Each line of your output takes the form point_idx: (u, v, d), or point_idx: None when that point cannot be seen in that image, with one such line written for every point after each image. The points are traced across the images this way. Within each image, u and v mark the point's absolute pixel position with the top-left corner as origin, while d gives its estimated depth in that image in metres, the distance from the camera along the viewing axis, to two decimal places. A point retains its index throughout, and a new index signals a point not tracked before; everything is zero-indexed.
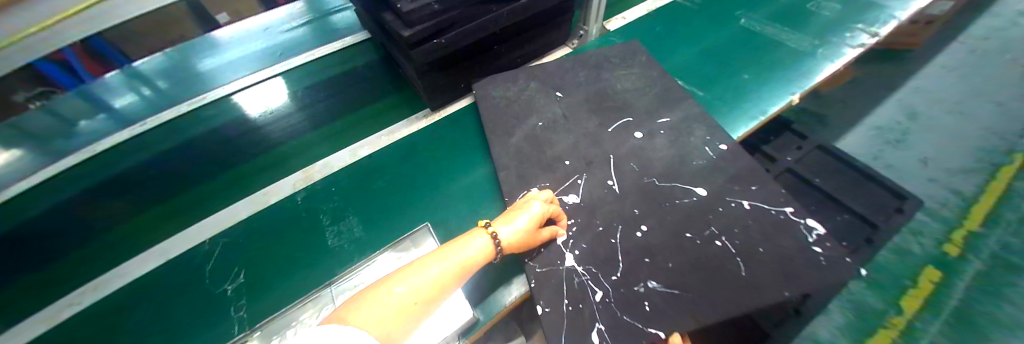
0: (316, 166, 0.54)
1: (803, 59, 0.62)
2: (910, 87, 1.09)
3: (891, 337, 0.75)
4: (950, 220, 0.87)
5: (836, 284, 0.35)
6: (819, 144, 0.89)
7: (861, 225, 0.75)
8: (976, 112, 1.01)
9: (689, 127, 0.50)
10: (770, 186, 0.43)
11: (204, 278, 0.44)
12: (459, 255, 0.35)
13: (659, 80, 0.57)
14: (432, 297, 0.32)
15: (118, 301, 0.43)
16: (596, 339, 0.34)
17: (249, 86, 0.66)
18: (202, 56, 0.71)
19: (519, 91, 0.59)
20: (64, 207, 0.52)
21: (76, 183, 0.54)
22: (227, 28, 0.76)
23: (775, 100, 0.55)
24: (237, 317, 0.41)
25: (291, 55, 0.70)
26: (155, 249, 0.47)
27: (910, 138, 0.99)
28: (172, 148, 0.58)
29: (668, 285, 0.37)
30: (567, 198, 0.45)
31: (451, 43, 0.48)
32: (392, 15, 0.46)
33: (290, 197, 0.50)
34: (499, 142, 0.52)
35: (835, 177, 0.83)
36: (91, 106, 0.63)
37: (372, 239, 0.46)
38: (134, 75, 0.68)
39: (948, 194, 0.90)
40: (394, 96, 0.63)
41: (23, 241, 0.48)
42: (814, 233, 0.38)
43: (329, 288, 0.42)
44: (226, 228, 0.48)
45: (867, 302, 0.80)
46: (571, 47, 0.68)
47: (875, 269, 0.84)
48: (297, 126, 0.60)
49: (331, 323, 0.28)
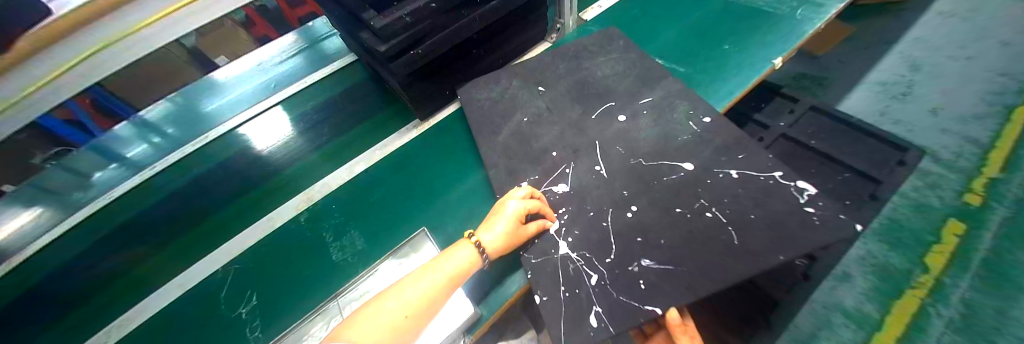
0: (316, 187, 0.55)
1: (784, 22, 0.61)
2: (908, 39, 1.07)
3: (920, 296, 0.73)
4: (966, 170, 0.84)
5: (833, 242, 0.34)
6: (813, 104, 0.88)
7: (862, 182, 0.74)
8: (981, 56, 0.98)
9: (672, 104, 0.51)
10: (758, 153, 0.42)
11: (220, 304, 0.46)
12: (450, 263, 0.37)
13: (639, 61, 0.57)
14: (426, 309, 0.34)
15: (141, 338, 0.45)
16: (595, 321, 0.35)
17: (249, 119, 0.68)
18: (201, 97, 0.73)
19: (502, 90, 0.60)
20: (87, 254, 0.54)
21: (94, 232, 0.57)
22: (224, 68, 0.77)
23: (757, 67, 0.55)
24: (252, 337, 0.43)
25: (285, 85, 0.72)
26: (172, 282, 0.49)
27: (916, 89, 0.97)
28: (181, 187, 0.61)
29: (661, 261, 0.37)
30: (556, 188, 0.46)
31: (428, 52, 0.50)
32: (368, 33, 0.48)
33: (293, 218, 0.52)
34: (487, 143, 0.54)
35: (834, 137, 0.82)
36: (104, 157, 0.66)
37: (373, 250, 0.48)
38: (141, 124, 0.71)
39: (960, 142, 0.87)
40: (386, 110, 0.65)
41: (52, 292, 0.51)
42: (806, 193, 0.37)
43: (335, 300, 0.45)
44: (235, 256, 0.50)
45: (889, 262, 0.78)
46: (551, 42, 0.69)
47: (894, 228, 0.82)
48: (295, 151, 0.63)
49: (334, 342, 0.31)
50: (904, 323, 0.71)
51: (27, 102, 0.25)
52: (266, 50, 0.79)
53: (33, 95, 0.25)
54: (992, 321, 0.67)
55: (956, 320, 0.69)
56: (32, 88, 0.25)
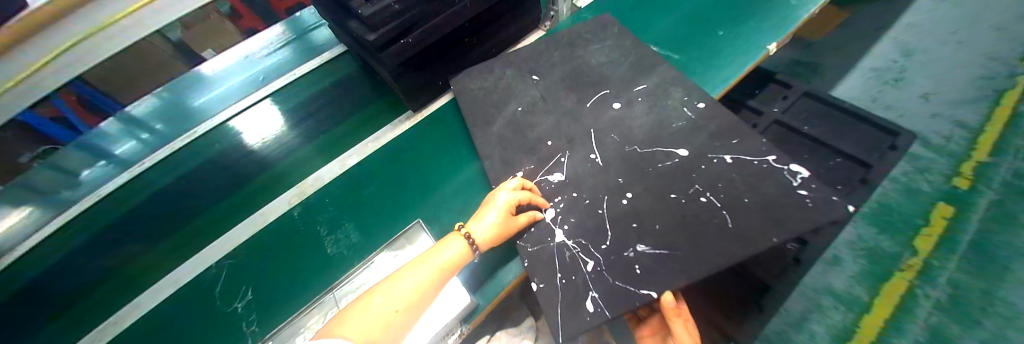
0: (308, 181, 0.53)
1: (779, 8, 0.61)
2: (901, 24, 1.07)
3: (908, 278, 0.74)
4: (956, 154, 0.85)
5: (826, 223, 0.34)
6: (807, 90, 0.88)
7: (854, 167, 0.74)
8: (974, 41, 0.98)
9: (667, 91, 0.50)
10: (752, 138, 0.42)
11: (216, 299, 0.46)
12: (439, 258, 0.37)
13: (634, 48, 0.57)
14: (416, 302, 0.35)
15: (135, 335, 0.44)
16: (591, 307, 0.35)
17: (239, 112, 0.67)
18: (189, 91, 0.71)
19: (497, 79, 0.59)
20: (81, 251, 0.54)
21: (90, 226, 0.56)
22: (211, 60, 0.75)
23: (751, 54, 0.55)
24: (249, 331, 0.43)
25: (273, 78, 0.71)
26: (164, 280, 0.47)
27: (907, 75, 0.97)
28: (172, 182, 0.60)
29: (656, 246, 0.37)
30: (552, 177, 0.46)
31: (419, 40, 0.48)
32: (357, 22, 0.47)
33: (286, 213, 0.50)
34: (482, 133, 0.53)
35: (826, 122, 0.82)
36: (90, 154, 0.64)
37: (370, 241, 0.48)
38: (127, 119, 0.69)
39: (951, 127, 0.88)
40: (380, 102, 0.64)
41: (48, 288, 0.50)
42: (799, 177, 0.37)
43: (330, 293, 0.45)
44: (228, 251, 0.48)
45: (878, 246, 0.81)
46: (545, 30, 0.68)
47: (885, 210, 0.85)
48: (287, 144, 0.62)
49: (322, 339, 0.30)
50: (891, 306, 0.73)
51: (20, 89, 0.25)
52: (253, 42, 0.77)
53: (26, 81, 0.25)
54: (980, 301, 0.66)
55: (942, 301, 0.69)
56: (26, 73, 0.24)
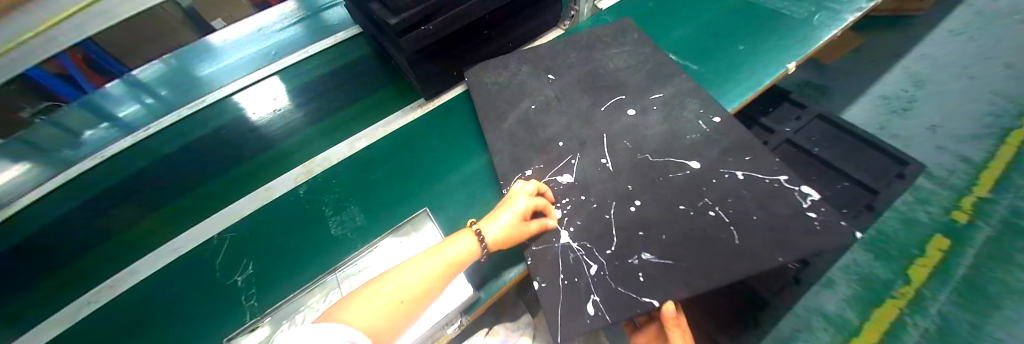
0: (316, 160, 0.55)
1: (801, 27, 0.60)
2: (916, 54, 1.06)
3: (898, 306, 0.75)
4: (958, 187, 0.84)
5: (833, 246, 0.34)
6: (820, 112, 0.88)
7: (861, 192, 0.75)
8: (986, 77, 0.98)
9: (682, 101, 0.50)
10: (764, 156, 0.42)
11: (215, 270, 0.46)
12: (450, 250, 0.37)
13: (653, 56, 0.57)
14: (423, 293, 0.35)
15: (131, 301, 0.44)
16: (591, 310, 0.36)
17: (250, 85, 0.67)
18: (199, 61, 0.71)
19: (512, 75, 0.59)
20: (81, 211, 0.53)
21: (94, 187, 0.56)
22: (221, 31, 0.74)
23: (770, 70, 0.55)
24: (248, 305, 0.43)
25: (285, 53, 0.70)
26: (167, 247, 0.48)
27: (917, 105, 0.97)
28: (177, 151, 0.59)
29: (662, 256, 0.37)
30: (561, 178, 0.46)
31: (439, 28, 0.48)
32: (380, 5, 0.46)
33: (292, 190, 0.51)
34: (494, 128, 0.53)
35: (835, 145, 0.82)
36: (94, 115, 0.64)
37: (373, 226, 0.48)
38: (133, 83, 0.68)
39: (955, 160, 0.88)
40: (390, 87, 0.64)
41: (44, 245, 0.50)
42: (809, 198, 0.38)
43: (333, 274, 0.45)
44: (230, 225, 0.49)
45: (872, 272, 0.79)
46: (563, 29, 0.67)
47: (880, 239, 0.83)
48: (295, 123, 0.61)
49: (324, 320, 0.31)
50: (880, 332, 0.73)
51: (28, 46, 0.22)
52: (267, 16, 0.77)
53: (44, 34, 0.22)
54: (967, 334, 0.69)
55: (930, 331, 0.71)
56: (48, 24, 0.22)
